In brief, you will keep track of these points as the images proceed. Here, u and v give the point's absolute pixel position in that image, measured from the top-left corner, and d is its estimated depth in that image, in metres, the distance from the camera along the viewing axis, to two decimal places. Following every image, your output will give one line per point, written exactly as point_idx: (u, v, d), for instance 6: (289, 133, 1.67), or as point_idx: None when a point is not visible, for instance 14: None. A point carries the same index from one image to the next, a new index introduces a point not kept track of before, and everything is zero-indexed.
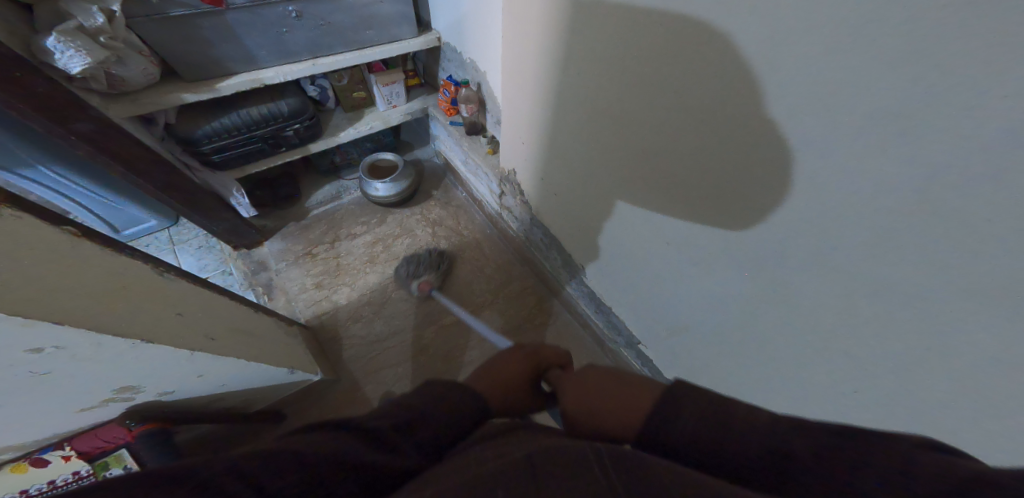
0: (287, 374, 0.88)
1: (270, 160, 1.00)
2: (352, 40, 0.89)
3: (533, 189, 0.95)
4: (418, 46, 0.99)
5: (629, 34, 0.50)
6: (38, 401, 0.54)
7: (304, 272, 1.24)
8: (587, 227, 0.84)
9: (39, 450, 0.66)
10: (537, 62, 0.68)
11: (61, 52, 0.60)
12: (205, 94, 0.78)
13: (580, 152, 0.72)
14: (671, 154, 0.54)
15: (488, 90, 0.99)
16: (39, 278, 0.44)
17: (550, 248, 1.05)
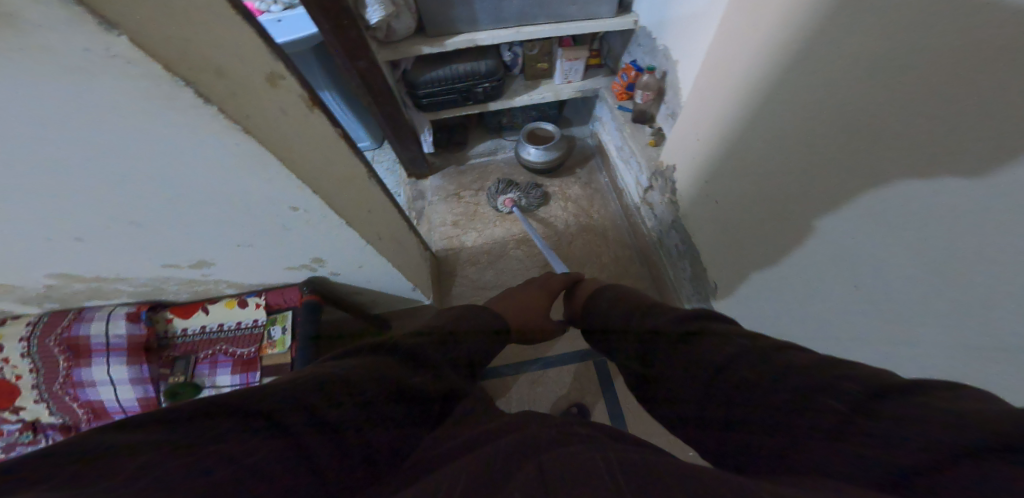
0: (411, 291, 1.03)
1: (459, 110, 1.14)
2: (558, 15, 0.94)
3: (688, 189, 0.93)
4: (616, 26, 0.99)
5: (876, 65, 0.46)
6: (268, 257, 0.65)
7: (449, 209, 1.41)
8: (735, 243, 0.80)
9: (246, 294, 0.86)
10: (747, 66, 0.66)
11: (371, 7, 0.79)
12: (435, 48, 0.93)
13: (759, 167, 0.68)
14: (875, 199, 0.50)
15: (673, 82, 0.97)
16: (329, 176, 0.52)
17: (682, 256, 1.03)
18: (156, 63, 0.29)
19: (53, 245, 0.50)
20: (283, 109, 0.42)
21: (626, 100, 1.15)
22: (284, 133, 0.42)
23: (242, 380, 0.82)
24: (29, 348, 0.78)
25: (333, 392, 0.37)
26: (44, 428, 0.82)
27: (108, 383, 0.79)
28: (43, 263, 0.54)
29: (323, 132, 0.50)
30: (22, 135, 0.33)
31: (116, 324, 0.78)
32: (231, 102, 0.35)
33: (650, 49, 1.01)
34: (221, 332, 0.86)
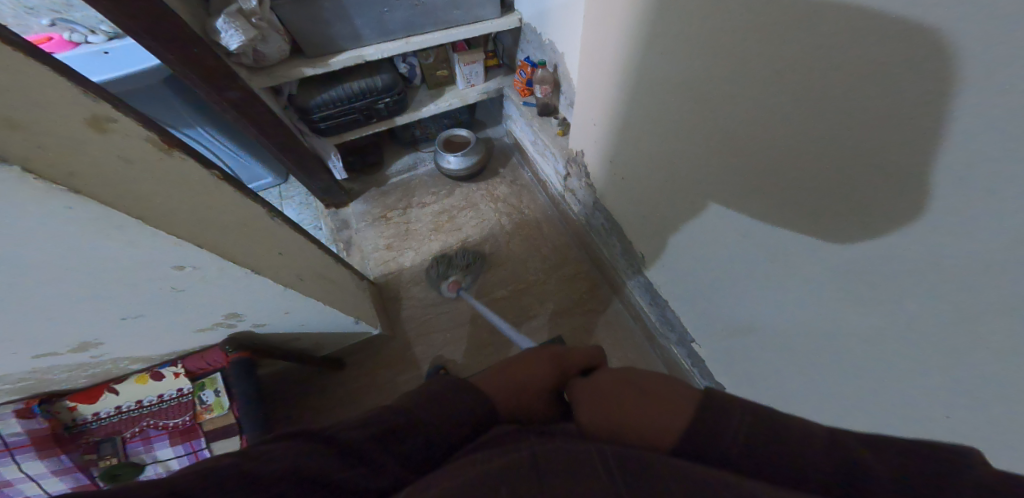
0: (354, 324, 0.98)
1: (364, 130, 1.10)
2: (441, 20, 0.94)
3: (599, 170, 0.96)
4: (500, 26, 1.01)
5: (710, 29, 0.50)
6: (167, 325, 0.58)
7: (379, 233, 1.36)
8: (649, 213, 0.84)
9: (159, 365, 0.76)
10: (616, 46, 0.69)
11: (226, 31, 0.74)
12: (319, 69, 0.88)
13: (650, 138, 0.71)
14: (740, 150, 0.54)
15: (565, 73, 1.00)
16: (214, 223, 0.48)
17: (610, 233, 1.06)
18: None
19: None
20: (125, 158, 0.37)
21: (530, 95, 1.17)
22: (132, 184, 0.37)
23: (186, 450, 0.76)
24: None
25: (289, 482, 0.33)
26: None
27: (25, 483, 0.67)
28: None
29: (191, 175, 0.45)
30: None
31: (7, 423, 0.66)
32: (39, 156, 0.30)
33: (539, 43, 1.04)
34: (142, 408, 0.76)
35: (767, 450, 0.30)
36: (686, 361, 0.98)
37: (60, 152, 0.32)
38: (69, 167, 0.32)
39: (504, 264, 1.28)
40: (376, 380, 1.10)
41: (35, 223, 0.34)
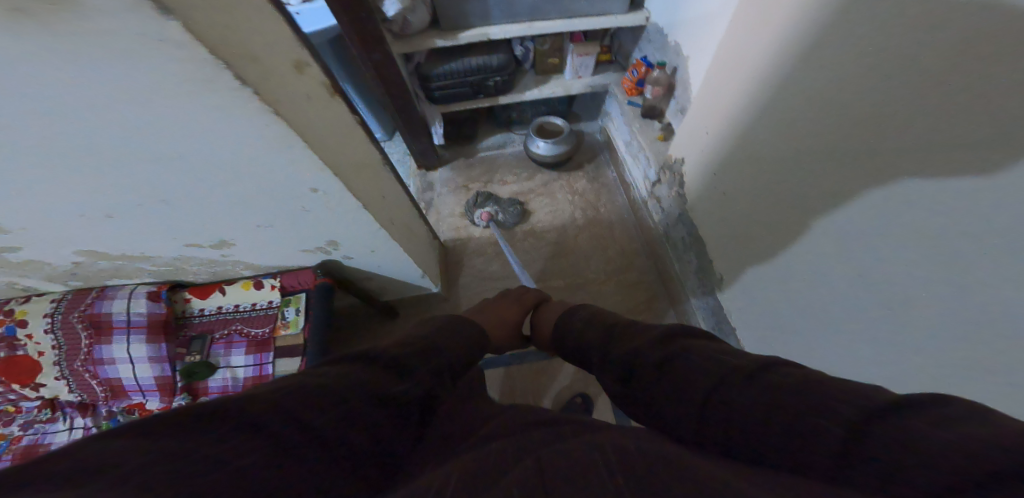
0: (421, 278, 1.05)
1: (471, 103, 1.16)
2: (569, 9, 0.96)
3: (697, 181, 0.93)
4: (624, 22, 1.01)
5: (887, 49, 0.47)
6: (286, 241, 0.68)
7: (458, 201, 1.44)
8: (741, 237, 0.81)
9: (263, 276, 0.87)
10: (760, 55, 0.66)
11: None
12: (448, 41, 0.95)
13: (770, 158, 0.68)
14: (876, 193, 0.51)
15: (683, 79, 0.98)
16: (349, 162, 0.55)
17: (688, 249, 1.03)
18: (203, 47, 0.32)
19: (86, 222, 0.53)
20: (309, 96, 0.44)
21: (636, 95, 1.16)
22: (311, 118, 0.45)
23: (254, 360, 0.86)
24: (52, 325, 0.81)
25: (350, 401, 0.33)
26: (61, 406, 0.87)
27: (128, 361, 0.83)
28: (72, 239, 0.57)
29: (343, 118, 0.52)
30: (79, 106, 0.35)
31: (138, 302, 0.81)
32: (262, 82, 0.37)
33: (661, 44, 1.02)
34: (236, 313, 0.88)
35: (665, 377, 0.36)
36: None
37: (273, 84, 0.39)
38: (279, 97, 0.40)
39: (568, 256, 1.29)
40: None
41: (240, 138, 0.42)
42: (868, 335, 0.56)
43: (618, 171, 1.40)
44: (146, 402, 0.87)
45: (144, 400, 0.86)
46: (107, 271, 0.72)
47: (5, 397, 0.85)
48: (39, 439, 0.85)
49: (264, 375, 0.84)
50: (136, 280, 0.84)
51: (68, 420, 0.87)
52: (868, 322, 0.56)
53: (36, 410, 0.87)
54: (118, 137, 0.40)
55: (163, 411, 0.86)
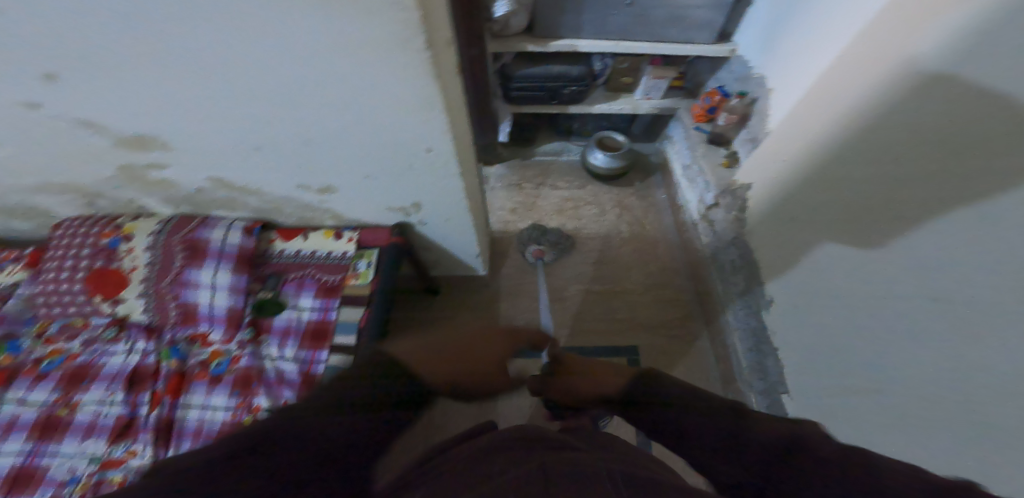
0: (474, 258, 1.14)
1: (542, 108, 1.27)
2: (656, 34, 1.07)
3: (761, 206, 0.96)
4: (710, 51, 1.12)
5: (1001, 103, 0.52)
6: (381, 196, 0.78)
7: (510, 197, 1.52)
8: (801, 257, 0.84)
9: (343, 228, 1.00)
10: (855, 97, 0.71)
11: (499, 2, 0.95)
12: (539, 46, 1.08)
13: (856, 186, 0.72)
14: (978, 219, 0.55)
15: (762, 109, 1.03)
16: (461, 130, 0.64)
17: (739, 271, 1.06)
18: (416, 14, 0.41)
19: (244, 150, 0.64)
20: (450, 66, 0.53)
21: (705, 122, 1.22)
22: (450, 85, 0.54)
23: (320, 306, 0.94)
24: (155, 242, 0.91)
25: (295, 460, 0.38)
26: (128, 327, 0.93)
27: (210, 287, 0.91)
28: (223, 164, 0.69)
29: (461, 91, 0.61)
30: (303, 43, 0.45)
31: (233, 234, 0.93)
32: (432, 46, 0.46)
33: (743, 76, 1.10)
34: (313, 259, 0.99)
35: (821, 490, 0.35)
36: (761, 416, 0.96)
37: (437, 49, 0.48)
38: (438, 61, 0.48)
39: (609, 264, 1.34)
40: (465, 315, 1.25)
41: (400, 87, 0.51)
42: (937, 348, 0.60)
43: (671, 192, 1.45)
44: (210, 332, 0.92)
45: (209, 330, 0.92)
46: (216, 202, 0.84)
47: (82, 310, 0.92)
48: (95, 359, 0.90)
49: (328, 320, 0.92)
50: (235, 215, 0.98)
51: (129, 342, 0.91)
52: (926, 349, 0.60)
53: (102, 328, 0.92)
54: (311, 75, 0.50)
55: (224, 343, 0.91)
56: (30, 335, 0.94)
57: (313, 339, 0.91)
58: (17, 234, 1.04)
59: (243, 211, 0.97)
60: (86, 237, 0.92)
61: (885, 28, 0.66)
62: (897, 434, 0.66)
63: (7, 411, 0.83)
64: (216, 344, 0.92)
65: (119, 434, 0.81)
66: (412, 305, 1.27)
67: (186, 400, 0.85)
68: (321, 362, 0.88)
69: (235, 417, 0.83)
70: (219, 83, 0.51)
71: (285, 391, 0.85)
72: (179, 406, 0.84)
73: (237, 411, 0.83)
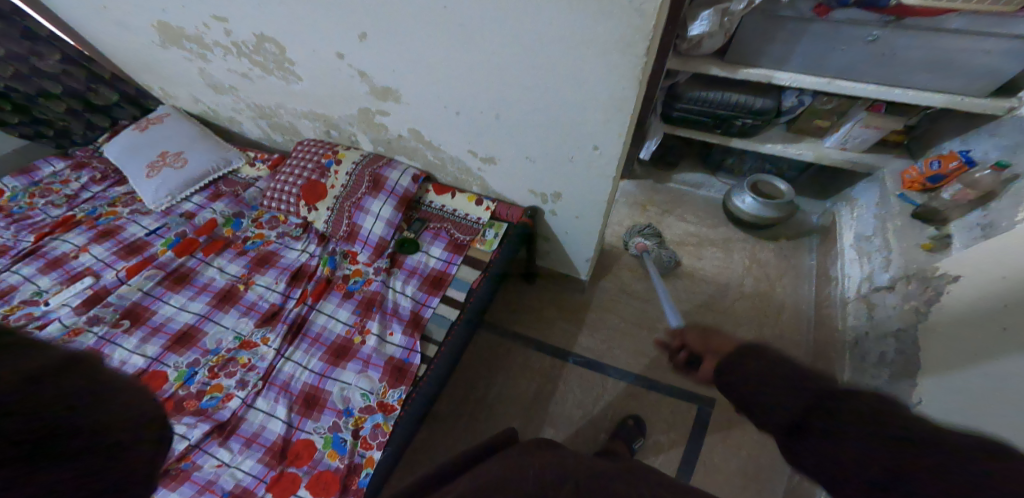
0: (585, 260, 1.21)
1: (705, 135, 1.38)
2: (889, 78, 1.04)
3: (963, 300, 0.81)
4: (974, 107, 1.01)
5: None
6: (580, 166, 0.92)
7: (632, 215, 1.52)
8: (992, 361, 0.70)
9: (485, 197, 1.17)
10: None
11: (700, 21, 1.05)
12: (725, 71, 1.16)
13: None
14: None
15: (1023, 189, 0.86)
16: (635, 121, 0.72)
17: (887, 367, 0.92)
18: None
19: (507, 94, 0.85)
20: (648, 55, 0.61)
21: (916, 191, 1.12)
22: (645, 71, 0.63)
23: (446, 258, 1.11)
24: (353, 171, 1.17)
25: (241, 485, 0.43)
26: (309, 232, 1.21)
27: (375, 216, 1.12)
28: (471, 103, 0.91)
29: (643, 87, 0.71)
30: None
31: (404, 179, 1.15)
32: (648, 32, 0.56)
33: (1013, 146, 0.95)
34: (453, 216, 1.18)
35: None
36: None
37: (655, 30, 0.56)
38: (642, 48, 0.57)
39: (717, 312, 1.28)
40: (553, 310, 1.30)
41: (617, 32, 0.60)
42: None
43: (829, 262, 1.31)
44: (360, 253, 1.14)
45: (360, 251, 1.14)
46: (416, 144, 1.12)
47: (290, 209, 1.23)
48: (279, 250, 1.18)
49: (447, 273, 1.08)
50: (410, 163, 1.20)
51: (305, 244, 1.18)
52: None
53: (295, 227, 1.23)
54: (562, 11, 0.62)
55: (367, 265, 1.12)
56: (249, 218, 1.27)
57: (432, 285, 1.07)
58: (274, 144, 1.46)
59: (417, 162, 1.19)
60: (312, 156, 1.22)
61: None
62: None
63: (210, 272, 1.13)
64: (361, 264, 1.13)
65: (267, 318, 1.04)
66: (516, 289, 1.35)
67: (321, 306, 1.06)
68: (430, 308, 1.03)
69: (349, 333, 1.01)
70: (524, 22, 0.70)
71: (393, 322, 1.01)
72: (316, 308, 1.06)
73: (352, 328, 1.02)
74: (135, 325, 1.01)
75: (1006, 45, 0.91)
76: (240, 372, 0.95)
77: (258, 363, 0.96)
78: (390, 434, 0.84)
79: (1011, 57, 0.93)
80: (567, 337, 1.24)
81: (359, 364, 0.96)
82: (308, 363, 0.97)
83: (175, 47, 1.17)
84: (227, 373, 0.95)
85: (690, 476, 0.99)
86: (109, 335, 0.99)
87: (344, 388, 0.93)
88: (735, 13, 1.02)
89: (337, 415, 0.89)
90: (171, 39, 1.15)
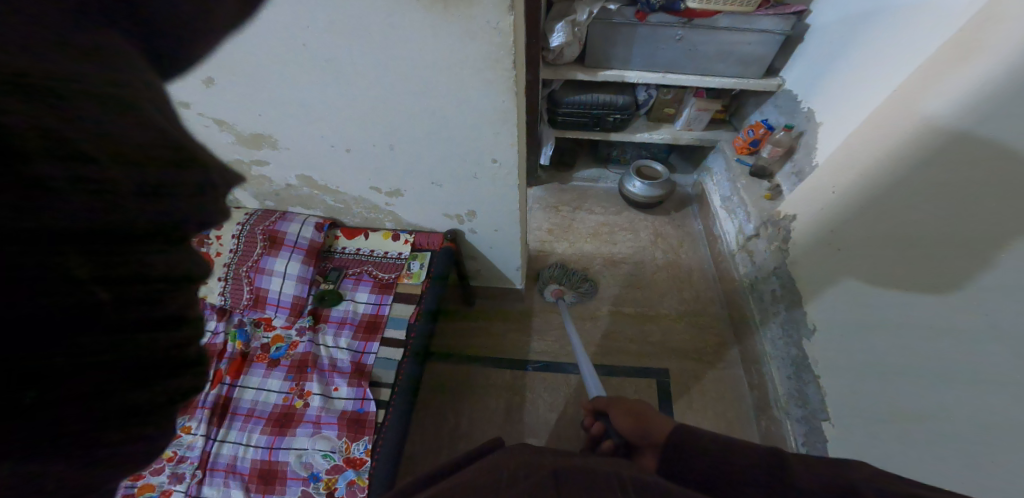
0: (513, 269, 1.22)
1: (586, 133, 1.49)
2: (701, 68, 1.25)
3: (803, 235, 1.02)
4: (757, 86, 1.27)
5: (996, 161, 0.63)
6: (489, 181, 0.93)
7: (547, 218, 1.59)
8: (839, 281, 0.89)
9: (400, 231, 1.12)
10: (906, 132, 0.78)
11: (558, 33, 1.15)
12: (587, 76, 1.28)
13: (904, 217, 0.76)
14: (974, 235, 0.65)
15: (810, 143, 1.13)
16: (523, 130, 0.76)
17: (779, 300, 1.08)
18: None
19: (387, 126, 0.83)
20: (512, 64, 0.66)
21: (746, 154, 1.35)
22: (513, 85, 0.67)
23: (375, 300, 1.03)
24: (241, 231, 1.03)
25: None
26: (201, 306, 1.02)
27: (282, 275, 1.01)
28: (358, 138, 0.87)
29: (516, 99, 0.75)
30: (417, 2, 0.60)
31: (307, 229, 1.05)
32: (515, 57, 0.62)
33: (790, 111, 1.22)
34: (371, 257, 1.11)
35: (876, 480, 0.37)
36: (797, 442, 0.96)
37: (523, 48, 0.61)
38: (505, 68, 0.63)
39: (642, 289, 1.38)
40: (495, 326, 1.29)
41: (476, 46, 0.65)
42: (955, 385, 0.65)
43: (709, 223, 1.50)
44: (275, 317, 1.01)
45: (273, 315, 1.01)
46: (310, 190, 1.04)
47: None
48: None
49: (381, 314, 1.01)
50: (309, 213, 1.11)
51: (201, 322, 1.00)
52: (957, 362, 0.65)
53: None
54: (428, 33, 0.65)
55: (286, 328, 1.00)
56: None
57: (366, 330, 0.99)
58: None
59: (316, 209, 1.10)
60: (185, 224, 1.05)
61: (928, 80, 0.77)
62: (926, 463, 0.67)
63: None
64: (278, 328, 1.00)
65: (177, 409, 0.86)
66: (453, 313, 1.31)
67: (245, 382, 0.92)
68: (372, 354, 0.95)
69: (287, 400, 0.89)
70: (382, 54, 0.69)
71: (336, 377, 0.91)
72: (238, 385, 0.91)
73: (289, 395, 0.90)
74: None
75: (761, 36, 1.15)
76: (168, 466, 0.79)
77: (185, 453, 0.80)
78: (369, 488, 0.77)
79: (764, 46, 1.18)
80: (517, 346, 1.24)
81: (310, 426, 0.85)
82: (249, 440, 0.84)
83: None
84: (153, 471, 0.78)
85: None
86: None
87: (301, 454, 0.81)
88: (581, 23, 1.15)
89: (305, 483, 0.79)
90: None
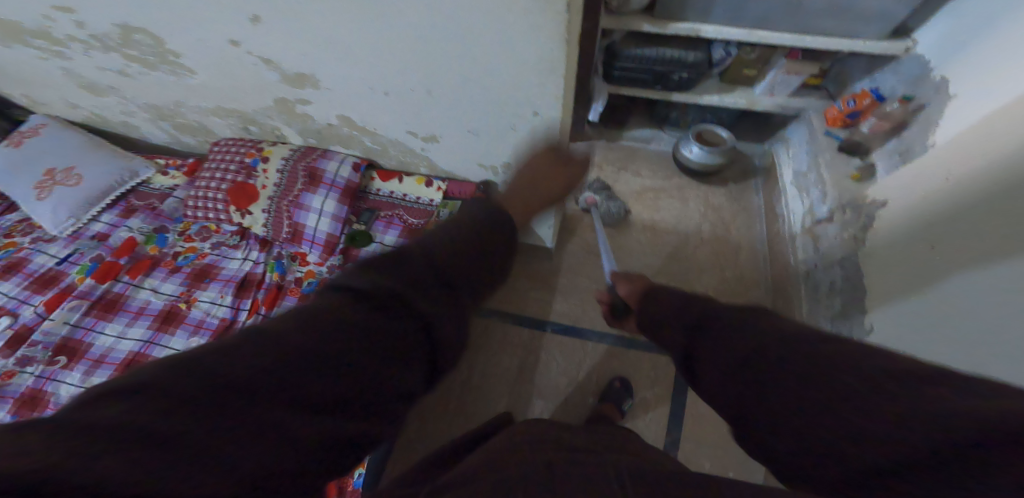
0: (547, 227, 1.18)
1: (646, 91, 1.37)
2: (801, 26, 1.07)
3: (892, 225, 0.89)
4: (875, 49, 1.07)
5: None
6: (530, 135, 0.88)
7: (589, 176, 1.51)
8: (925, 286, 0.77)
9: (434, 178, 1.11)
10: None
11: None
12: (657, 27, 1.13)
13: (1022, 211, 0.64)
14: None
15: (928, 119, 0.94)
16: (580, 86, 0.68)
17: (838, 294, 0.97)
18: None
19: (427, 72, 0.79)
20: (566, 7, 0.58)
21: (839, 127, 1.16)
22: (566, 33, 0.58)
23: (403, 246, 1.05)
24: (284, 166, 1.06)
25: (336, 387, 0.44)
26: (247, 237, 1.11)
27: (318, 212, 1.04)
28: (398, 81, 0.83)
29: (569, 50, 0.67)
30: None
31: (344, 168, 1.06)
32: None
33: (912, 81, 1.03)
34: (402, 201, 1.14)
35: None
36: None
37: None
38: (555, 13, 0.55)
39: (682, 263, 1.30)
40: (523, 282, 1.27)
41: None
42: None
43: (772, 201, 1.36)
44: (309, 253, 1.05)
45: (308, 251, 1.05)
46: (349, 131, 1.03)
47: (219, 217, 1.11)
48: (217, 261, 1.07)
49: None
50: (348, 152, 1.11)
51: (245, 251, 1.08)
52: None
53: (230, 235, 1.11)
54: None
55: (319, 264, 1.04)
56: (175, 232, 1.13)
57: None
58: (185, 146, 1.30)
59: (355, 149, 1.10)
60: (233, 155, 1.10)
61: None
62: None
63: (143, 295, 1.01)
64: (312, 264, 1.04)
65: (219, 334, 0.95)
66: None
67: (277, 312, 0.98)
68: None
69: None
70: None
71: None
72: (271, 316, 0.97)
73: None
74: (73, 360, 0.92)
75: None
76: None
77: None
78: None
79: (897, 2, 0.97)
80: (542, 306, 1.23)
81: None
82: None
83: (20, 44, 0.97)
84: None
85: (680, 431, 1.03)
86: (48, 373, 0.90)
87: None
88: None
89: None
90: (21, 41, 0.96)
